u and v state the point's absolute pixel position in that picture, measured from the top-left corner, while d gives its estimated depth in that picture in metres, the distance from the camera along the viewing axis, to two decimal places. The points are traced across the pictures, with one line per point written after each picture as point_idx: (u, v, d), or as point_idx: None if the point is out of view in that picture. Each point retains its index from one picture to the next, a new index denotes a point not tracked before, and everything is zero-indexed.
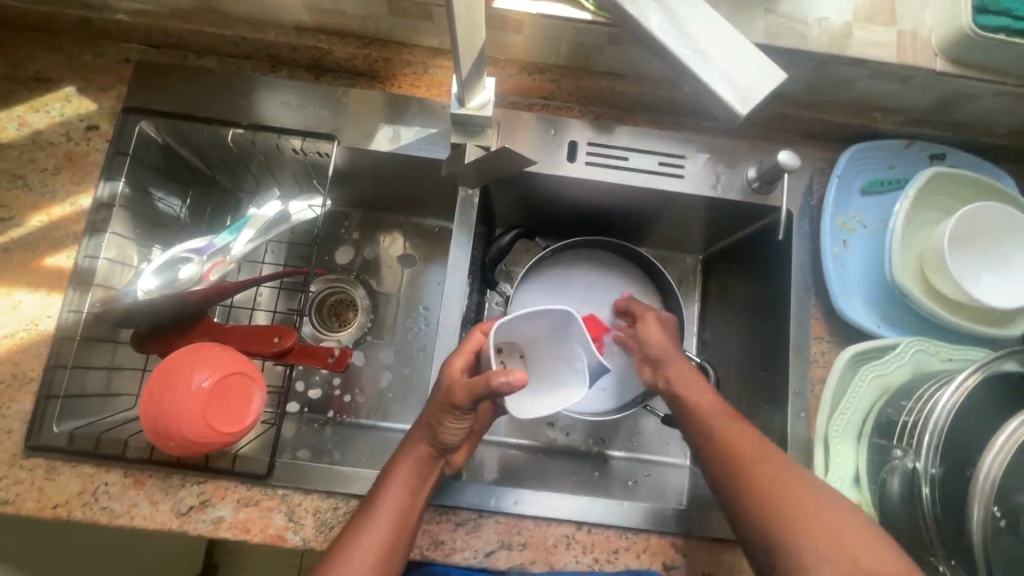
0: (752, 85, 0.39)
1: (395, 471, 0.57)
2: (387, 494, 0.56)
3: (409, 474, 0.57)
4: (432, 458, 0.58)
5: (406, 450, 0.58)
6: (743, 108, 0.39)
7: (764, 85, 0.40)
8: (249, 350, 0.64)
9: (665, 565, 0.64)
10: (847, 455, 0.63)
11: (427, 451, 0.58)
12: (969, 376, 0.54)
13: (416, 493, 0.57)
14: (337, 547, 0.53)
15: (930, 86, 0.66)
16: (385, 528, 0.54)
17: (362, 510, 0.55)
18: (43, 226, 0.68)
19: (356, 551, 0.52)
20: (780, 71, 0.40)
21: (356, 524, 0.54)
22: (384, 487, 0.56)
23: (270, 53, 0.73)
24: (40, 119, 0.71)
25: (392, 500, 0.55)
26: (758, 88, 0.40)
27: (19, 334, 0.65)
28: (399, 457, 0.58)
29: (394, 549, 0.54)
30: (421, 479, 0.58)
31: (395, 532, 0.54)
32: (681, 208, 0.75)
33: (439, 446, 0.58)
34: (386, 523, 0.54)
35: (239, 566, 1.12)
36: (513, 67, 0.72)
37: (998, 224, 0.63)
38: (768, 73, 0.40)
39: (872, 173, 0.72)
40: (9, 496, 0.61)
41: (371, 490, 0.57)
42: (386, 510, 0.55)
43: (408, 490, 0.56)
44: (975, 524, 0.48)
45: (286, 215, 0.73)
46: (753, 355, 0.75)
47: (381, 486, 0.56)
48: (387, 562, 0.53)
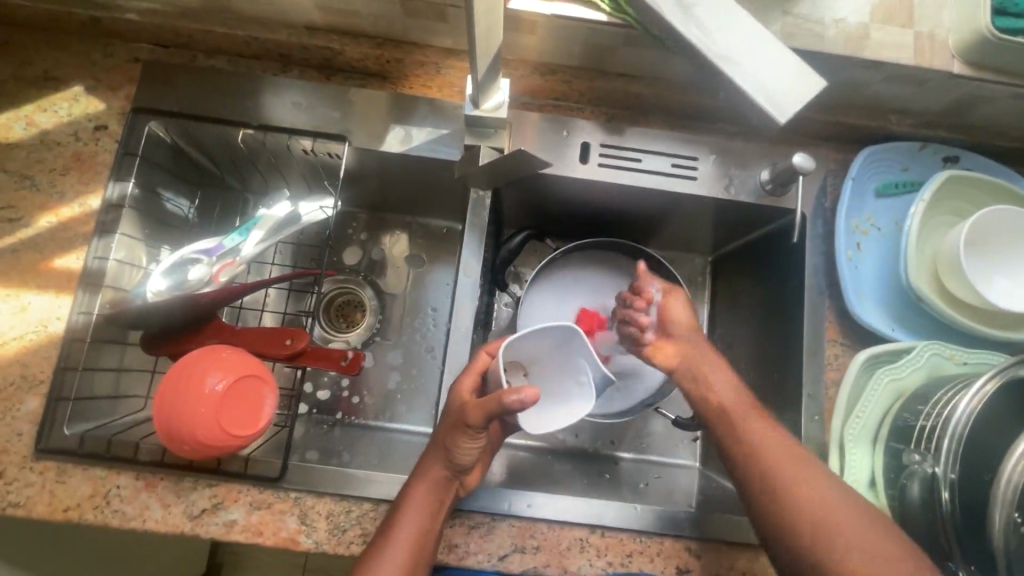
0: (791, 91, 0.39)
1: (413, 491, 0.57)
2: (406, 515, 0.56)
3: (427, 494, 0.57)
4: (449, 479, 0.58)
5: (424, 469, 0.58)
6: (782, 115, 0.38)
7: (805, 91, 0.39)
8: (261, 353, 0.64)
9: (679, 568, 0.64)
10: (862, 459, 0.63)
11: (444, 471, 0.57)
12: (988, 381, 0.53)
13: (434, 515, 0.57)
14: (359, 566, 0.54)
15: (946, 89, 0.66)
16: (405, 550, 0.54)
17: (383, 530, 0.56)
18: (51, 227, 0.68)
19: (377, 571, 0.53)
20: (819, 78, 0.39)
21: (377, 543, 0.55)
22: (403, 507, 0.56)
23: (280, 53, 0.72)
24: (48, 118, 0.70)
25: (411, 521, 0.56)
26: (799, 94, 0.39)
27: (28, 336, 0.65)
28: (417, 477, 0.58)
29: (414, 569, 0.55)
30: (439, 500, 0.57)
31: (414, 553, 0.55)
32: (692, 210, 0.75)
33: (455, 468, 0.57)
34: (406, 543, 0.55)
35: (244, 566, 1.12)
36: (525, 68, 0.71)
37: (1015, 228, 0.63)
38: (805, 81, 0.39)
39: (885, 175, 0.72)
40: (20, 499, 0.61)
41: (390, 509, 0.57)
42: (405, 531, 0.55)
43: (426, 511, 0.56)
44: (998, 530, 0.48)
45: (296, 216, 0.72)
46: (765, 357, 0.75)
47: (400, 506, 0.56)
48: None
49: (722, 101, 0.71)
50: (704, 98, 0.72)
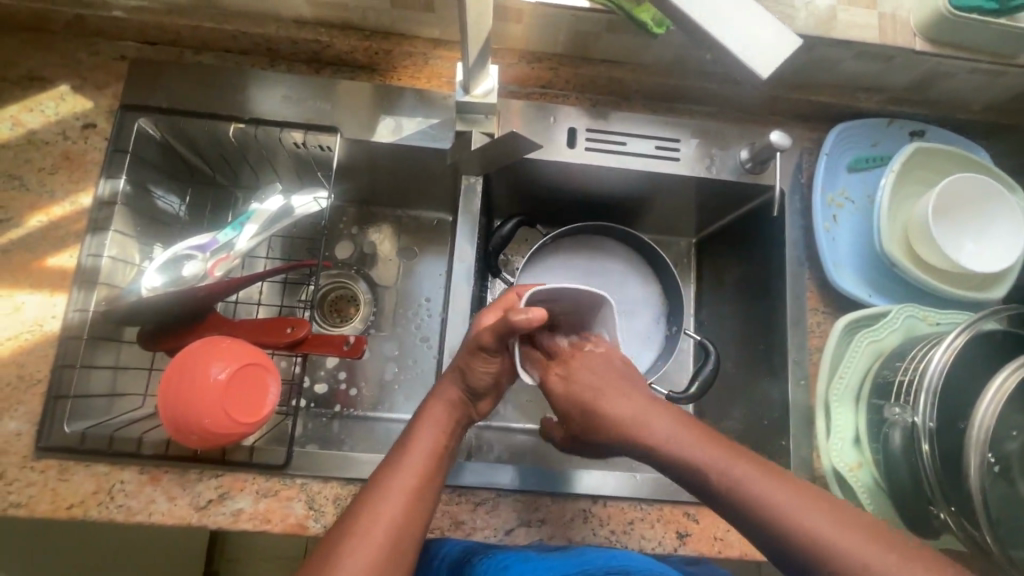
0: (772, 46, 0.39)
1: (426, 415, 0.57)
2: (418, 437, 0.55)
3: (440, 415, 0.57)
4: (461, 403, 0.59)
5: (439, 394, 0.59)
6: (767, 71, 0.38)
7: (781, 50, 0.39)
8: (261, 342, 0.65)
9: (679, 533, 0.66)
10: (846, 418, 0.67)
11: (458, 395, 0.59)
12: (957, 337, 0.57)
13: (447, 437, 0.56)
14: (367, 491, 0.51)
15: (911, 65, 0.70)
16: (417, 467, 0.52)
17: (394, 454, 0.54)
18: (42, 226, 0.67)
19: (389, 492, 0.50)
20: (792, 35, 0.39)
21: (388, 465, 0.53)
22: (416, 429, 0.56)
23: (268, 47, 0.73)
24: (35, 118, 0.70)
25: (423, 440, 0.55)
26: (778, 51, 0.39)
27: (24, 336, 0.64)
28: (429, 402, 0.58)
29: (425, 492, 0.51)
30: (451, 424, 0.58)
31: (427, 473, 0.52)
32: (677, 191, 0.78)
33: (470, 389, 0.59)
34: (418, 463, 0.53)
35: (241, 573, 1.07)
36: (512, 57, 0.73)
37: (980, 195, 0.67)
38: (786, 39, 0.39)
39: (856, 151, 0.76)
40: (22, 498, 0.60)
41: (402, 435, 0.56)
42: (418, 449, 0.54)
43: (439, 431, 0.56)
44: (973, 472, 0.51)
45: (288, 209, 0.73)
46: (749, 330, 0.78)
47: (411, 430, 0.56)
48: (417, 513, 0.50)
49: (700, 84, 0.74)
50: (684, 81, 0.74)
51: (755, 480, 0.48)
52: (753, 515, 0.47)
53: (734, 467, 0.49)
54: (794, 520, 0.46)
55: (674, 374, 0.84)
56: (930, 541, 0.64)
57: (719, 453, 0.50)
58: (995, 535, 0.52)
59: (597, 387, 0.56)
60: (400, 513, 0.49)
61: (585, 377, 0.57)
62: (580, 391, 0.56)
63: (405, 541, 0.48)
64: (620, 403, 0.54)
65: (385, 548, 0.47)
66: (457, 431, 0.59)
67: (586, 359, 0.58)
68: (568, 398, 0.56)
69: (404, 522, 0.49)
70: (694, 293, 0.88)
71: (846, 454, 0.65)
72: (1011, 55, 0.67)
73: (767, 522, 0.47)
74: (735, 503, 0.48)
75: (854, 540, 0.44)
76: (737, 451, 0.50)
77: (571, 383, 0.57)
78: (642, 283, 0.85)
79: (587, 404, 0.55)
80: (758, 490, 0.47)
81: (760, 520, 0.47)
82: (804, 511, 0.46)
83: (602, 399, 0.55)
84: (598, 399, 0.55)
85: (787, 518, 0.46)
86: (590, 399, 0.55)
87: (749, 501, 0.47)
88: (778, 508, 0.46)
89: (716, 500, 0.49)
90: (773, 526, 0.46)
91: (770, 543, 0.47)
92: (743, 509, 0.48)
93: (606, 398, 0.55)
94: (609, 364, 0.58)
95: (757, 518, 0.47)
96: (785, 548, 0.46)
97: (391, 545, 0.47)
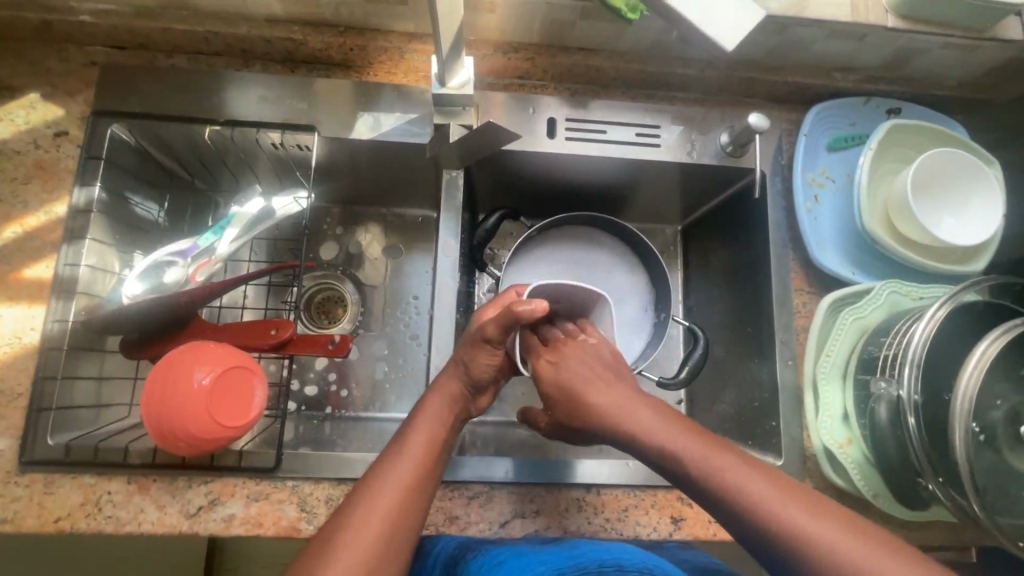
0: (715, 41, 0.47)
1: (425, 407, 0.57)
2: (417, 430, 0.55)
3: (439, 412, 0.57)
4: (462, 396, 0.58)
5: (440, 386, 0.59)
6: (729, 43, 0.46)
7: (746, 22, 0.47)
8: (246, 345, 0.64)
9: (674, 518, 0.66)
10: (834, 395, 0.68)
11: (460, 388, 0.59)
12: (939, 309, 0.58)
13: (446, 430, 0.56)
14: (360, 488, 0.50)
15: (884, 42, 0.70)
16: (414, 462, 0.52)
17: (392, 448, 0.53)
18: (17, 237, 0.66)
19: (383, 489, 0.49)
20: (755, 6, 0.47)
21: (384, 460, 0.52)
22: (415, 422, 0.56)
23: (242, 48, 0.73)
24: (5, 128, 0.68)
25: (422, 433, 0.54)
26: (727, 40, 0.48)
27: (3, 349, 0.63)
28: (430, 394, 0.58)
29: (420, 490, 0.51)
30: (450, 417, 0.57)
31: (424, 467, 0.52)
32: (659, 177, 0.78)
33: (472, 382, 0.59)
34: (416, 458, 0.52)
35: None
36: (488, 48, 0.73)
37: (957, 171, 0.67)
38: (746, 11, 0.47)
39: (836, 130, 0.76)
40: (7, 514, 0.59)
41: (401, 429, 0.56)
42: (416, 443, 0.53)
43: (437, 426, 0.56)
44: (958, 443, 0.52)
45: (270, 211, 0.73)
46: (737, 313, 0.78)
47: (410, 423, 0.56)
48: (411, 510, 0.49)
49: (678, 69, 0.74)
50: (661, 67, 0.74)
51: (738, 474, 0.48)
52: (733, 508, 0.47)
53: (719, 461, 0.49)
54: (771, 513, 0.46)
55: (665, 360, 0.85)
56: (920, 512, 0.65)
57: (704, 445, 0.50)
58: (981, 503, 0.53)
59: (585, 377, 0.56)
60: (393, 511, 0.48)
61: (574, 368, 0.57)
62: (570, 381, 0.56)
63: (399, 540, 0.47)
64: (607, 394, 0.55)
65: (377, 546, 0.46)
66: (456, 424, 0.58)
67: (578, 350, 0.59)
68: (556, 388, 0.57)
69: (397, 519, 0.48)
70: (681, 280, 0.88)
71: (835, 431, 0.66)
72: (982, 29, 0.68)
73: (747, 515, 0.46)
74: (715, 496, 0.48)
75: (836, 527, 0.45)
76: (723, 446, 0.50)
77: (561, 373, 0.57)
78: (630, 272, 0.85)
79: (576, 393, 0.55)
80: (740, 483, 0.47)
81: (743, 514, 0.46)
82: (792, 507, 0.46)
83: (590, 392, 0.55)
84: (587, 390, 0.55)
85: (768, 513, 0.46)
86: (580, 390, 0.55)
87: (729, 495, 0.47)
88: (757, 500, 0.46)
89: (697, 491, 0.49)
90: (754, 519, 0.46)
91: (748, 536, 0.46)
92: (724, 502, 0.47)
93: (594, 389, 0.55)
94: (600, 356, 0.58)
95: (737, 511, 0.47)
96: (765, 541, 0.46)
97: (385, 541, 0.46)
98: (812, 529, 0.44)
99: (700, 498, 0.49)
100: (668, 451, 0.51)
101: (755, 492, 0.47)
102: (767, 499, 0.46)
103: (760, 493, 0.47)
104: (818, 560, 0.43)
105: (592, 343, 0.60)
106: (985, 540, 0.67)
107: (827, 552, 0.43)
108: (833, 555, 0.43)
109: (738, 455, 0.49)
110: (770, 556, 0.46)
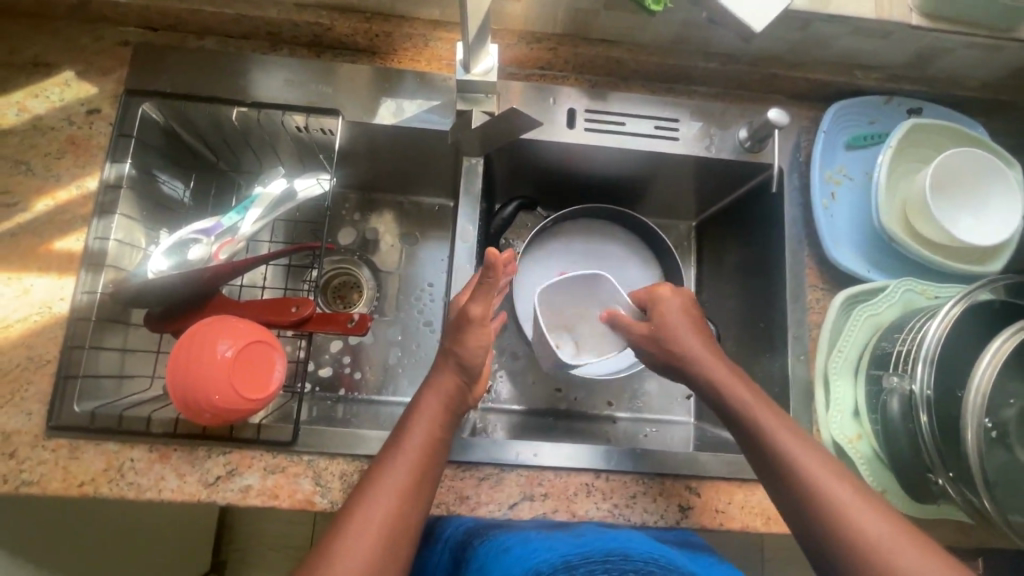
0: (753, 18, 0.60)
1: (422, 406, 0.59)
2: (415, 430, 0.57)
3: (436, 408, 0.59)
4: (458, 390, 0.60)
5: (438, 383, 0.61)
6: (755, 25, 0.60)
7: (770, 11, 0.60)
8: (267, 321, 0.65)
9: (681, 506, 0.67)
10: (846, 390, 0.68)
11: (455, 382, 0.61)
12: (953, 307, 0.58)
13: (442, 430, 0.58)
14: (364, 483, 0.53)
15: (908, 39, 0.70)
16: (412, 462, 0.55)
17: (390, 449, 0.56)
18: (49, 210, 0.68)
19: (383, 488, 0.52)
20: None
21: (384, 456, 0.55)
22: (410, 420, 0.58)
23: (271, 32, 0.74)
24: (40, 104, 0.70)
25: (419, 432, 0.57)
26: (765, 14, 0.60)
27: (33, 317, 0.65)
28: (425, 393, 0.60)
29: (419, 489, 0.54)
30: (447, 414, 0.60)
31: (419, 469, 0.55)
32: (676, 171, 0.78)
33: (468, 373, 0.61)
34: (413, 457, 0.55)
35: (242, 564, 1.13)
36: (511, 38, 0.74)
37: (976, 171, 0.67)
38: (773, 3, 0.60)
39: (854, 129, 0.76)
40: (34, 477, 0.61)
41: (398, 425, 0.58)
42: (413, 445, 0.56)
43: (433, 422, 0.58)
44: (969, 439, 0.52)
45: (292, 193, 0.74)
46: (749, 309, 0.78)
47: (408, 422, 0.58)
48: (415, 503, 0.53)
49: (698, 63, 0.75)
50: (684, 62, 0.75)
51: (798, 449, 0.54)
52: (783, 472, 0.53)
53: (793, 450, 0.54)
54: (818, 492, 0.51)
55: None
56: (928, 508, 0.65)
57: (773, 421, 0.56)
58: (992, 499, 0.53)
59: (680, 330, 0.64)
60: (395, 510, 0.51)
61: (669, 316, 0.64)
62: (664, 332, 0.64)
63: (403, 533, 0.51)
64: (704, 352, 0.63)
65: (381, 543, 0.50)
66: (454, 419, 0.61)
67: (670, 303, 0.65)
68: (654, 341, 0.64)
69: (399, 517, 0.51)
70: (693, 276, 0.89)
71: (845, 426, 0.67)
72: (1007, 28, 0.68)
73: (810, 504, 0.51)
74: (780, 470, 0.54)
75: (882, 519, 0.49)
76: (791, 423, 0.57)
77: (653, 321, 0.65)
78: (643, 265, 0.85)
79: (676, 337, 0.63)
80: (808, 476, 0.52)
81: (819, 510, 0.50)
82: (849, 504, 0.49)
83: (685, 343, 0.63)
84: (680, 339, 0.63)
85: (836, 510, 0.50)
86: (678, 336, 0.63)
87: (794, 473, 0.53)
88: (813, 481, 0.52)
89: (778, 487, 0.54)
90: (824, 518, 0.50)
91: (799, 509, 0.52)
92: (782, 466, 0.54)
93: (689, 342, 0.63)
94: (682, 308, 0.65)
95: (791, 485, 0.53)
96: (824, 538, 0.49)
97: (385, 538, 0.50)
98: (846, 507, 0.49)
99: (776, 493, 0.54)
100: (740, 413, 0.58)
101: (816, 484, 0.51)
102: (819, 481, 0.51)
103: (834, 490, 0.51)
104: (866, 552, 0.47)
105: (675, 299, 0.66)
106: (995, 540, 0.67)
107: (860, 534, 0.48)
108: (865, 537, 0.47)
109: (803, 440, 0.55)
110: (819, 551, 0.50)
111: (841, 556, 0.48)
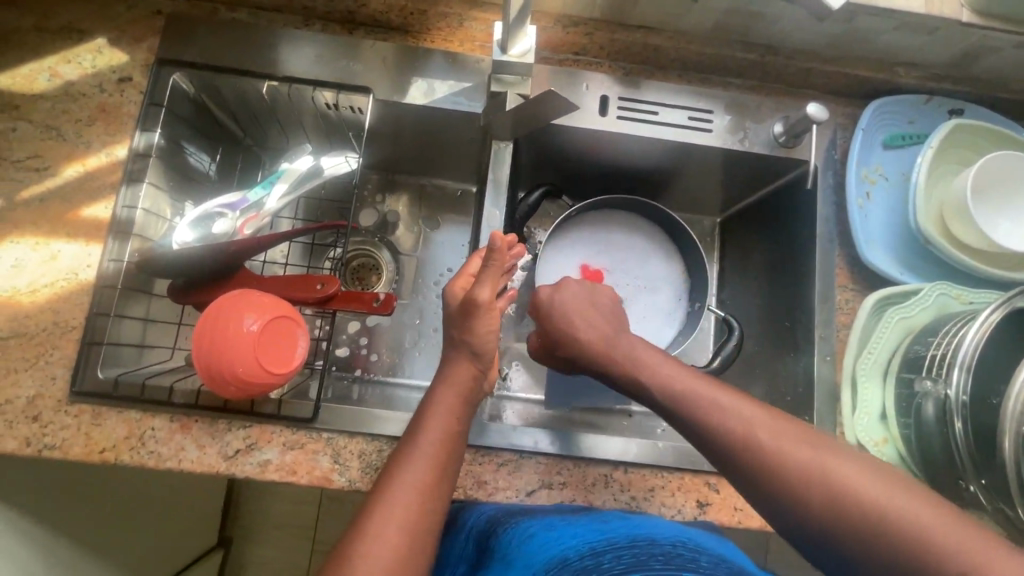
0: None
1: (439, 402, 0.58)
2: (431, 427, 0.56)
3: (453, 402, 0.58)
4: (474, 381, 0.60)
5: (457, 369, 0.60)
6: None
7: None
8: (290, 297, 0.65)
9: (699, 502, 0.66)
10: (874, 393, 0.67)
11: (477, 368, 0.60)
12: (993, 312, 0.57)
13: (460, 423, 0.58)
14: (384, 478, 0.53)
15: (956, 37, 0.68)
16: (431, 460, 0.54)
17: (408, 442, 0.56)
18: (78, 176, 0.68)
19: (400, 484, 0.52)
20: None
21: (401, 453, 0.55)
22: (428, 415, 0.57)
23: (304, 6, 0.73)
24: (72, 70, 0.70)
25: (438, 426, 0.56)
26: None
27: (60, 283, 0.65)
28: (441, 386, 0.59)
29: (440, 484, 0.53)
30: (465, 407, 0.59)
31: (439, 467, 0.54)
32: (707, 164, 0.77)
33: (482, 362, 0.60)
34: (432, 453, 0.54)
35: (247, 542, 1.14)
36: (547, 21, 0.72)
37: (1020, 175, 0.65)
38: None
39: (892, 128, 0.75)
40: (56, 441, 0.62)
41: (415, 419, 0.58)
42: (431, 441, 0.55)
43: (453, 415, 0.57)
44: (1006, 446, 0.51)
45: (318, 169, 0.73)
46: (774, 307, 0.77)
47: (425, 417, 0.57)
48: (436, 497, 0.53)
49: (736, 54, 0.74)
50: (721, 53, 0.74)
51: (762, 426, 0.51)
52: (756, 454, 0.49)
53: (756, 429, 0.50)
54: (807, 469, 0.47)
55: (697, 352, 0.84)
56: None
57: (728, 402, 0.53)
58: None
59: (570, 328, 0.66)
60: (416, 504, 0.51)
61: (551, 316, 0.67)
62: (556, 337, 0.67)
63: (424, 527, 0.51)
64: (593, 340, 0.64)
65: (404, 540, 0.49)
66: (473, 413, 0.60)
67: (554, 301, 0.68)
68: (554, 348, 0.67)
69: (420, 513, 0.51)
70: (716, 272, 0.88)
71: (871, 429, 0.66)
72: None
73: (805, 484, 0.46)
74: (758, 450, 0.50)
75: (907, 495, 0.44)
76: (775, 414, 0.52)
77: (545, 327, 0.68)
78: (666, 259, 0.85)
79: (564, 340, 0.66)
80: (782, 453, 0.48)
81: (816, 491, 0.46)
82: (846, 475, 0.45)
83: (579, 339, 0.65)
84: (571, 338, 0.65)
85: (839, 488, 0.45)
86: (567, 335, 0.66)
87: (774, 453, 0.48)
88: (794, 456, 0.48)
89: (755, 472, 0.49)
90: (824, 500, 0.45)
91: (789, 493, 0.47)
92: (742, 450, 0.50)
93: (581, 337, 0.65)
94: (575, 298, 0.68)
95: (771, 466, 0.48)
96: (832, 522, 0.45)
97: (407, 531, 0.50)
98: (849, 479, 0.45)
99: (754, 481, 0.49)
100: (679, 397, 0.56)
101: (797, 460, 0.47)
102: (805, 459, 0.47)
103: (831, 466, 0.46)
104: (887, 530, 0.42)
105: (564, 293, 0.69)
106: None
107: (878, 512, 0.43)
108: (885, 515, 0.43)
109: (763, 411, 0.52)
110: (830, 538, 0.45)
111: (859, 540, 0.43)
